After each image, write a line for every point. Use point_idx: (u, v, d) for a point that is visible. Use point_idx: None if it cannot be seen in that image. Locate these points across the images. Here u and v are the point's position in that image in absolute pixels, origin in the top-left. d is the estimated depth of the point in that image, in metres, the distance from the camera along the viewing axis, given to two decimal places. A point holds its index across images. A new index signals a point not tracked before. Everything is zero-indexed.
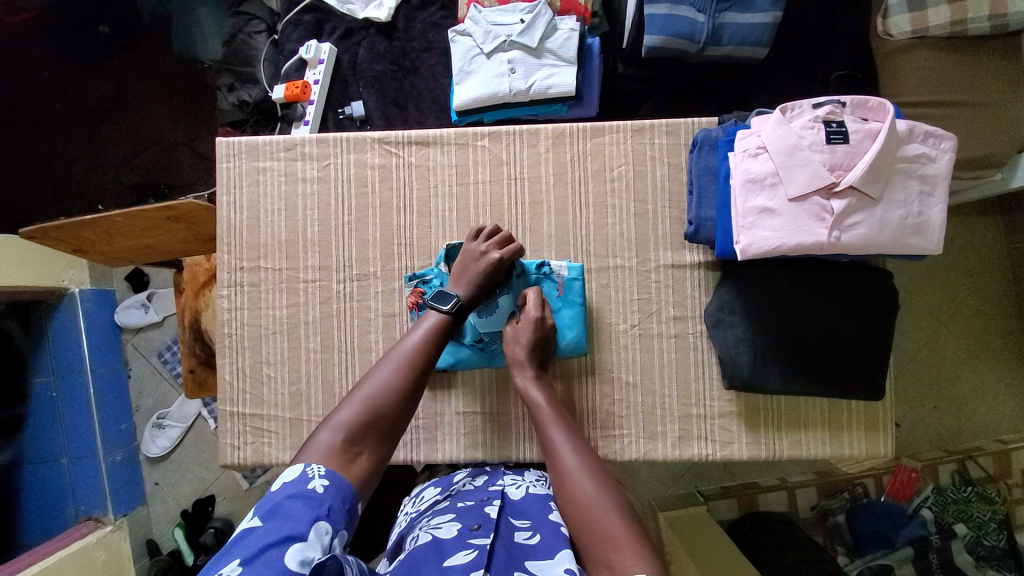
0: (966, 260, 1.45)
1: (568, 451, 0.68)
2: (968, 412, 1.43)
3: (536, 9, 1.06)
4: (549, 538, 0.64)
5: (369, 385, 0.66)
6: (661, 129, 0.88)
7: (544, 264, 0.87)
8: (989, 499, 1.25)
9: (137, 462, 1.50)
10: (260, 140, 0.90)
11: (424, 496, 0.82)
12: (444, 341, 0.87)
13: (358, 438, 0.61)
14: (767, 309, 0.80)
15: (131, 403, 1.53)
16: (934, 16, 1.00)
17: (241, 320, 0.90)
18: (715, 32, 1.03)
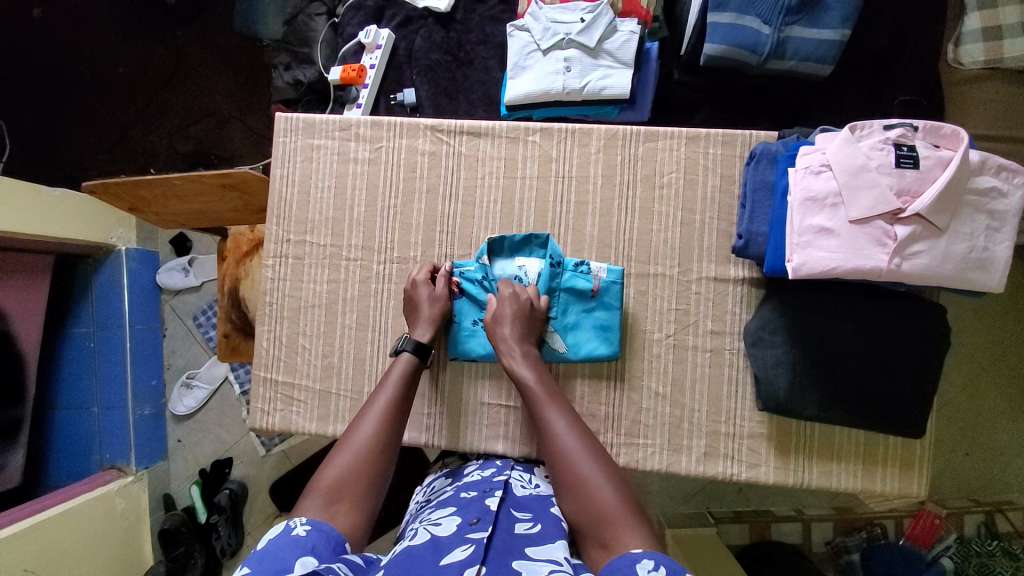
0: (1019, 304, 1.39)
1: (564, 427, 0.68)
2: (1005, 463, 1.38)
3: (597, 9, 1.05)
4: (549, 531, 0.64)
5: (350, 441, 0.68)
6: (717, 139, 0.86)
7: (582, 263, 0.86)
8: (1016, 557, 1.20)
9: (163, 419, 1.56)
10: (318, 118, 0.92)
11: (434, 487, 0.83)
12: (476, 333, 0.87)
13: (346, 487, 0.63)
14: (810, 332, 0.78)
15: (164, 361, 1.59)
16: (1010, 48, 1.00)
17: (282, 291, 0.92)
18: (779, 45, 1.01)
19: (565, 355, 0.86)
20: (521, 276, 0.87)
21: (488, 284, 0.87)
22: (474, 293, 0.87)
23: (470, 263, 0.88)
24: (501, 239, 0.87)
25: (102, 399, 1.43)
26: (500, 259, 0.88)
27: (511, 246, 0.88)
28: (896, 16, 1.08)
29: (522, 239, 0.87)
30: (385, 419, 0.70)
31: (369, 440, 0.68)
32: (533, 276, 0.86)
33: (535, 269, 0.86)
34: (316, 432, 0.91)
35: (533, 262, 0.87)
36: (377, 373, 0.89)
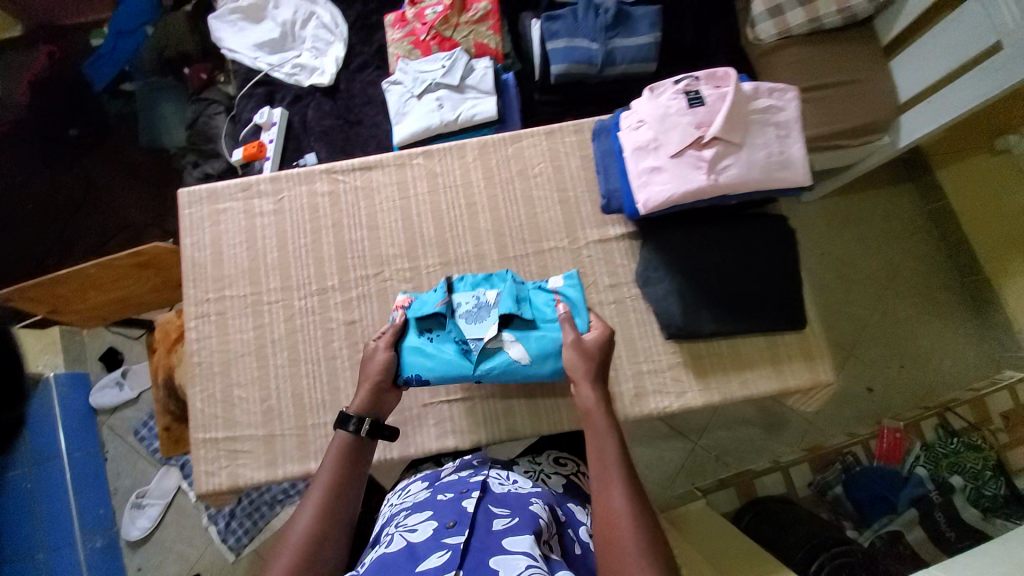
0: (897, 226, 1.80)
1: (619, 494, 0.60)
2: (936, 365, 1.68)
3: (454, 56, 1.24)
4: (526, 522, 0.66)
5: (287, 538, 0.63)
6: (569, 130, 1.02)
7: (537, 284, 0.91)
8: (977, 448, 1.32)
9: (118, 549, 1.46)
10: (219, 186, 1.01)
11: (410, 489, 0.84)
12: (427, 346, 0.84)
13: None
14: (685, 261, 0.89)
15: (110, 486, 1.51)
16: (793, 19, 1.40)
17: (210, 349, 0.95)
18: (609, 55, 1.26)
19: (520, 363, 0.83)
20: (477, 295, 0.88)
21: (436, 298, 0.87)
22: (424, 308, 0.87)
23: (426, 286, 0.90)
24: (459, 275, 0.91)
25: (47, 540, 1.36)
26: (455, 285, 0.90)
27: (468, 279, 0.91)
28: (695, 19, 1.36)
29: (482, 278, 0.90)
30: (321, 505, 0.66)
31: (310, 529, 0.63)
32: (490, 295, 0.88)
33: (494, 292, 0.87)
34: (266, 479, 0.90)
35: (497, 290, 0.88)
36: (316, 403, 0.91)
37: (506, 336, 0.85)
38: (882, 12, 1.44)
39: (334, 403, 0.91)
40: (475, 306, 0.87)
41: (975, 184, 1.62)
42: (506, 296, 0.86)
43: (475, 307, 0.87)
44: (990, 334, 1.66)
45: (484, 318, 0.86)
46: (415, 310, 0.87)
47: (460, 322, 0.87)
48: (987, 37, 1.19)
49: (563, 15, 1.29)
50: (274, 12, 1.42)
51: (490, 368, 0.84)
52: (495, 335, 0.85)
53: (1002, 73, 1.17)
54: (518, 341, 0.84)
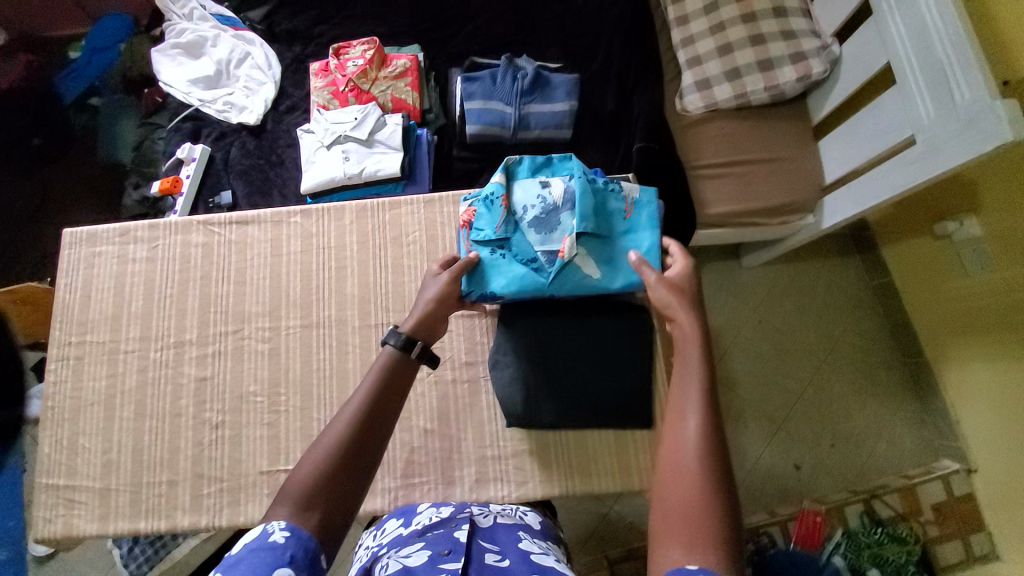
0: (838, 298, 1.72)
1: (690, 426, 0.58)
2: (869, 447, 1.60)
3: (367, 110, 1.25)
4: (517, 560, 0.69)
5: (322, 438, 0.59)
6: (449, 200, 1.01)
7: (611, 183, 0.86)
8: (901, 541, 1.34)
9: (21, 563, 1.51)
10: (99, 229, 1.02)
11: (385, 529, 0.83)
12: (494, 261, 0.81)
13: (309, 499, 0.55)
14: (533, 348, 0.88)
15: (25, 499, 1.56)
16: (721, 93, 1.36)
17: (63, 393, 0.95)
18: (523, 119, 1.26)
19: (594, 278, 0.81)
20: (542, 197, 0.84)
21: (498, 203, 0.84)
22: (485, 217, 0.84)
23: (484, 186, 0.85)
24: (518, 163, 0.87)
25: None
26: (519, 183, 0.87)
27: (530, 170, 0.87)
28: (618, 86, 1.35)
29: (542, 162, 0.87)
30: (360, 416, 0.61)
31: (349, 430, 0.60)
32: (554, 197, 0.84)
33: (556, 191, 0.84)
34: (96, 534, 0.89)
35: (557, 186, 0.85)
36: (155, 460, 0.91)
37: (581, 250, 0.81)
38: (815, 91, 1.39)
39: (172, 462, 0.90)
40: (542, 210, 0.83)
41: (917, 265, 1.55)
42: (577, 197, 0.81)
43: (543, 211, 0.83)
44: (929, 419, 1.58)
45: (554, 226, 0.82)
46: (476, 223, 0.85)
47: (528, 227, 0.83)
48: (903, 130, 1.14)
49: (481, 76, 1.29)
50: (210, 50, 1.46)
51: (569, 282, 0.80)
52: (571, 246, 0.80)
53: (912, 169, 1.10)
54: (598, 256, 0.82)
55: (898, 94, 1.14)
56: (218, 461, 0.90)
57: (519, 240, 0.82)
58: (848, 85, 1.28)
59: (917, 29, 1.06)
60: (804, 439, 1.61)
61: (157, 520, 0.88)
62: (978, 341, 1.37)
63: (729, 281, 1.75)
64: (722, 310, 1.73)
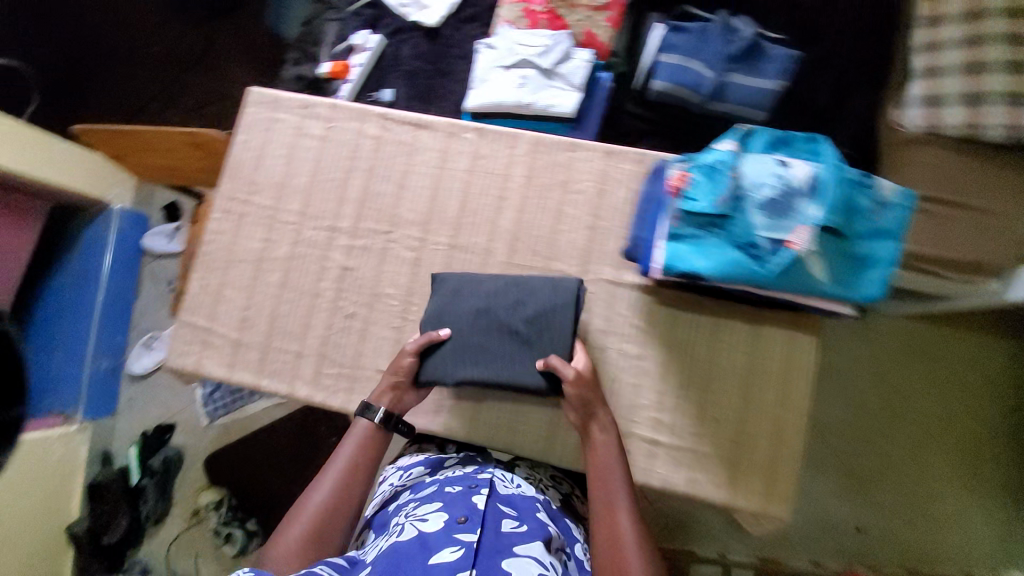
0: (976, 377, 1.49)
1: (625, 518, 0.72)
2: (951, 541, 1.42)
3: (558, 38, 1.18)
4: (531, 532, 0.76)
5: (300, 509, 0.78)
6: (630, 156, 0.93)
7: (862, 176, 0.70)
8: None
9: (117, 377, 1.80)
10: (284, 95, 1.04)
11: (412, 472, 0.95)
12: (702, 239, 0.71)
13: (289, 556, 0.73)
14: (677, 339, 0.87)
15: (131, 321, 1.86)
16: (949, 117, 1.14)
17: (220, 243, 0.99)
18: (719, 89, 1.16)
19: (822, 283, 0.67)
20: (782, 172, 0.68)
21: (724, 174, 0.70)
22: (703, 187, 0.71)
23: (709, 152, 0.72)
24: (753, 134, 0.72)
25: (65, 345, 1.64)
26: (751, 154, 0.71)
27: (763, 143, 0.72)
28: (829, 83, 1.21)
29: (784, 137, 0.71)
30: (332, 487, 0.79)
31: (320, 508, 0.77)
32: (798, 175, 0.68)
33: (803, 168, 0.68)
34: (221, 378, 0.95)
35: (801, 165, 0.69)
36: (288, 329, 0.95)
37: (816, 248, 0.66)
38: None
39: (303, 336, 0.94)
40: (779, 191, 0.67)
41: None
42: (825, 185, 0.67)
43: (780, 191, 0.67)
44: None
45: (789, 212, 0.67)
46: (691, 191, 0.71)
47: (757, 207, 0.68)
48: None
49: (689, 29, 1.18)
50: None
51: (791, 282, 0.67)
52: (805, 242, 0.66)
53: None
54: (830, 258, 0.68)
55: None
56: (343, 349, 0.93)
57: (742, 220, 0.69)
58: None
59: None
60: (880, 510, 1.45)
61: (278, 383, 0.93)
62: None
63: (862, 324, 1.52)
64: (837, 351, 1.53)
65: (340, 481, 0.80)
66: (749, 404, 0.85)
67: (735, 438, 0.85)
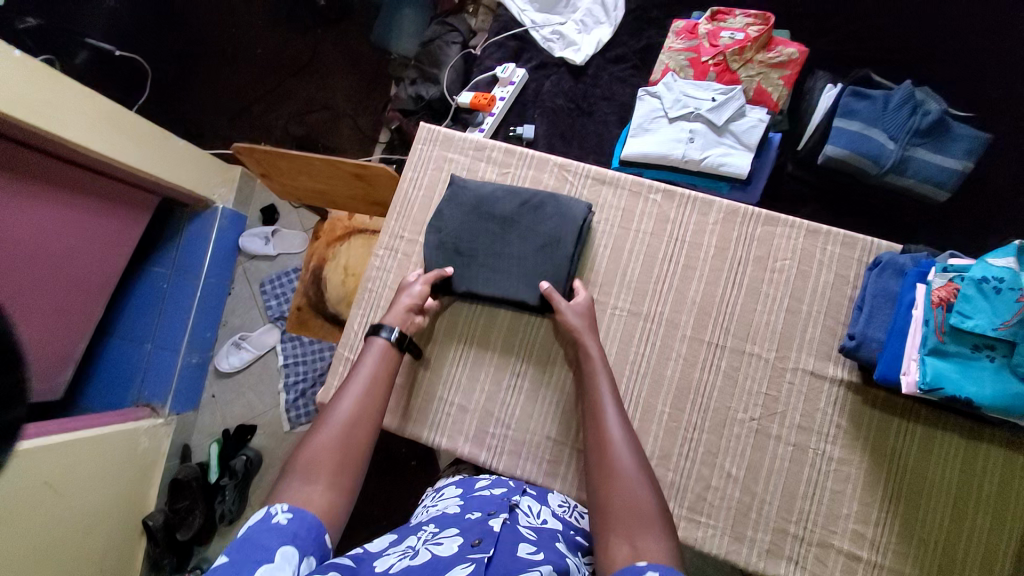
0: None
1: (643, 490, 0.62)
2: None
3: (731, 93, 1.10)
4: (552, 560, 0.61)
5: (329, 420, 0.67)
6: (837, 238, 0.87)
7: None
8: None
9: (205, 371, 1.69)
10: (456, 134, 1.00)
11: (445, 493, 0.81)
12: (973, 362, 0.64)
13: (314, 473, 0.61)
14: (880, 447, 0.81)
15: (222, 317, 1.74)
16: None
17: (385, 282, 0.95)
18: (902, 162, 1.06)
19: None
20: None
21: (1007, 295, 0.63)
22: (979, 305, 0.64)
23: (985, 265, 0.65)
24: None
25: (157, 338, 1.57)
26: None
27: None
28: (1016, 165, 1.12)
29: None
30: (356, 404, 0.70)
31: (351, 419, 0.68)
32: None
33: None
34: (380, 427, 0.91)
35: None
36: (454, 382, 0.91)
37: None
38: None
39: (468, 390, 0.90)
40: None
41: None
42: None
43: None
44: None
45: None
46: (962, 309, 0.65)
47: None
48: None
49: (873, 96, 1.09)
50: None
51: None
52: None
53: None
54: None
55: None
56: (511, 409, 0.89)
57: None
58: None
59: None
60: None
61: (440, 436, 0.89)
62: None
63: None
64: None
65: (363, 392, 0.71)
66: (960, 529, 0.78)
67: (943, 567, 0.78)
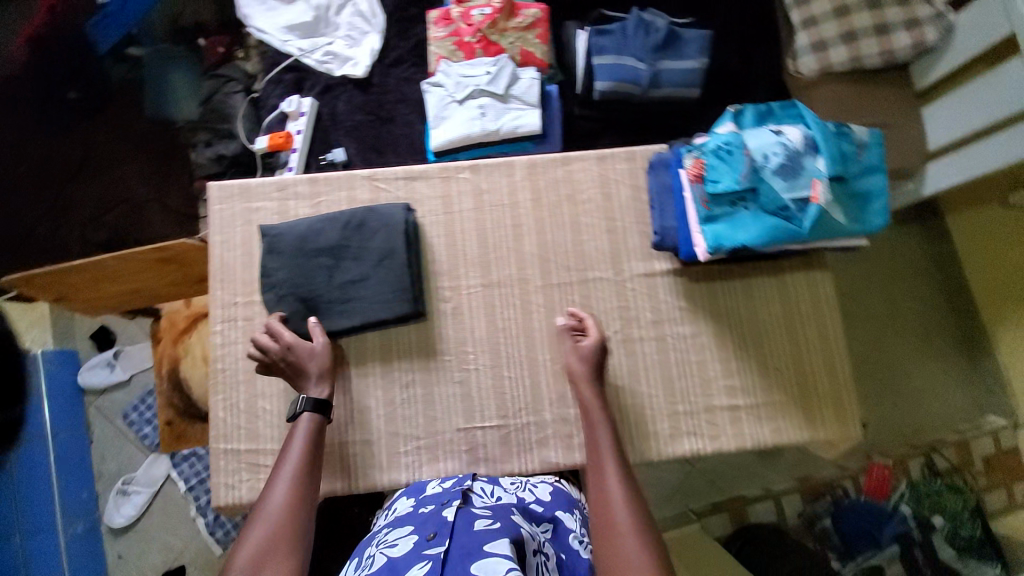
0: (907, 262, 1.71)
1: (614, 482, 0.75)
2: (927, 406, 1.63)
3: (500, 62, 1.20)
4: (505, 528, 0.70)
5: (261, 514, 0.69)
6: (621, 157, 0.99)
7: (842, 126, 0.79)
8: (959, 489, 1.53)
9: (99, 534, 1.49)
10: (253, 182, 0.95)
11: (397, 508, 0.85)
12: (735, 214, 0.77)
13: (258, 566, 0.64)
14: (718, 312, 0.95)
15: (94, 470, 1.53)
16: (836, 56, 1.38)
17: (236, 355, 0.89)
18: (655, 78, 1.25)
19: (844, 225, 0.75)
20: (782, 140, 0.76)
21: (735, 153, 0.77)
22: (721, 168, 0.77)
23: (713, 137, 0.78)
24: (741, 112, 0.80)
25: (26, 524, 1.27)
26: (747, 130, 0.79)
27: (751, 119, 0.81)
28: (739, 51, 1.36)
29: (768, 109, 0.80)
30: (294, 489, 0.73)
31: (287, 504, 0.71)
32: (794, 137, 0.76)
33: (796, 130, 0.76)
34: None
35: (793, 128, 0.77)
36: (346, 421, 0.88)
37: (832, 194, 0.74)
38: (920, 59, 1.41)
39: (364, 423, 0.88)
40: (787, 157, 0.75)
41: (983, 230, 1.55)
42: (821, 140, 0.75)
43: (787, 156, 0.75)
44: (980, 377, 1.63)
45: (801, 172, 0.74)
46: (710, 176, 0.78)
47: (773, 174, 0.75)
48: (1016, 105, 1.19)
49: (612, 30, 1.27)
50: None
51: (823, 230, 0.74)
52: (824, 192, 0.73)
53: None
54: (842, 203, 0.76)
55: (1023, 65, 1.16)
56: (413, 421, 0.89)
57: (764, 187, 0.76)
58: (960, 53, 1.31)
59: None
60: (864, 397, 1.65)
61: (354, 480, 0.87)
62: None
63: None
64: None
65: (295, 476, 0.74)
66: (798, 346, 0.95)
67: (798, 381, 0.94)
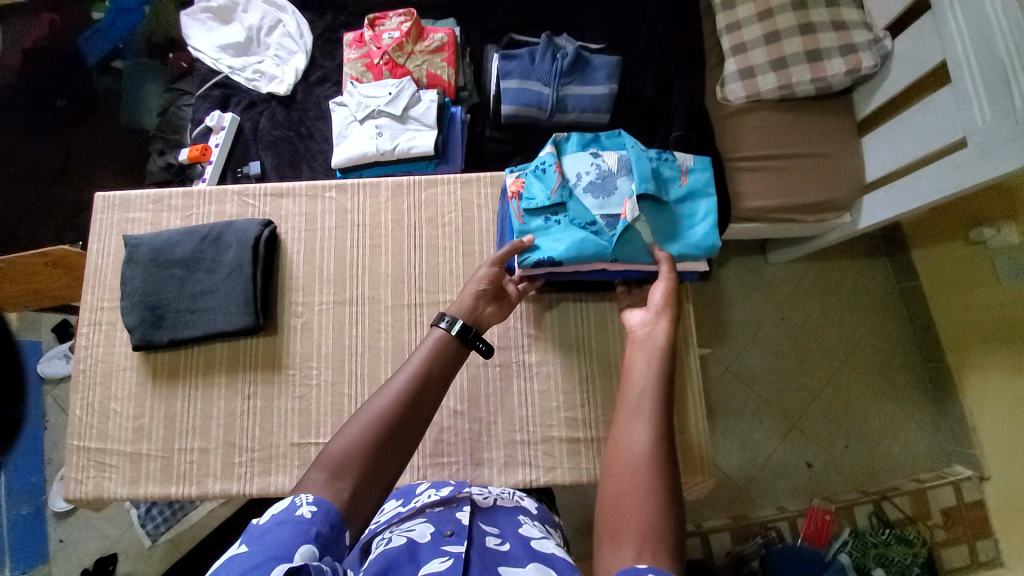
0: (866, 299, 1.64)
1: (643, 431, 0.58)
2: (881, 450, 1.54)
3: (401, 85, 1.22)
4: (517, 546, 0.64)
5: (364, 412, 0.60)
6: (486, 181, 1.00)
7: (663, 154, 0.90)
8: (908, 542, 1.32)
9: (44, 518, 1.52)
10: (132, 194, 1.02)
11: (386, 509, 0.79)
12: (553, 226, 0.85)
13: (341, 472, 0.55)
14: (569, 343, 0.95)
15: (46, 456, 1.58)
16: (764, 83, 1.29)
17: (95, 357, 0.97)
18: (560, 102, 1.23)
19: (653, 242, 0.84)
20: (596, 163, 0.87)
21: (550, 171, 0.87)
22: (537, 185, 0.87)
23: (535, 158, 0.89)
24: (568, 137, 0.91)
25: None
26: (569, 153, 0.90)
27: (578, 144, 0.91)
28: (658, 74, 1.32)
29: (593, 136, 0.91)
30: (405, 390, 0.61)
31: (408, 403, 0.61)
32: (609, 161, 0.87)
33: (611, 155, 0.87)
34: (126, 496, 0.91)
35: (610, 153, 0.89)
36: (187, 427, 0.92)
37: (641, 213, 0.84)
38: (863, 85, 1.31)
39: (204, 431, 0.92)
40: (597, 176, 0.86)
41: (947, 271, 1.46)
42: (634, 162, 0.85)
43: (597, 176, 0.86)
44: (943, 423, 1.53)
45: (611, 191, 0.84)
46: (527, 192, 0.87)
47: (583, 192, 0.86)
48: (954, 130, 1.07)
49: (520, 54, 1.26)
50: (242, 17, 1.44)
51: (630, 244, 0.83)
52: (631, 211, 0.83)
53: (963, 172, 1.03)
54: (656, 222, 0.85)
55: (952, 94, 1.07)
56: (250, 432, 0.92)
57: (575, 205, 0.84)
58: (899, 79, 1.20)
59: (978, 12, 0.98)
60: (814, 436, 1.56)
61: (188, 486, 0.90)
62: (991, 351, 1.35)
63: (755, 282, 1.67)
64: (744, 307, 1.66)
65: (418, 371, 0.64)
66: None
67: None
